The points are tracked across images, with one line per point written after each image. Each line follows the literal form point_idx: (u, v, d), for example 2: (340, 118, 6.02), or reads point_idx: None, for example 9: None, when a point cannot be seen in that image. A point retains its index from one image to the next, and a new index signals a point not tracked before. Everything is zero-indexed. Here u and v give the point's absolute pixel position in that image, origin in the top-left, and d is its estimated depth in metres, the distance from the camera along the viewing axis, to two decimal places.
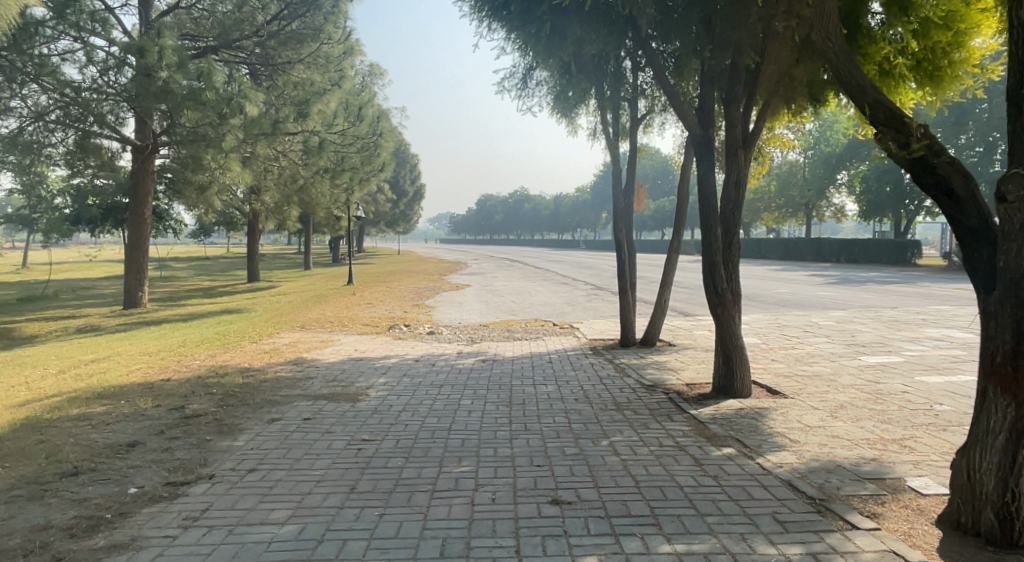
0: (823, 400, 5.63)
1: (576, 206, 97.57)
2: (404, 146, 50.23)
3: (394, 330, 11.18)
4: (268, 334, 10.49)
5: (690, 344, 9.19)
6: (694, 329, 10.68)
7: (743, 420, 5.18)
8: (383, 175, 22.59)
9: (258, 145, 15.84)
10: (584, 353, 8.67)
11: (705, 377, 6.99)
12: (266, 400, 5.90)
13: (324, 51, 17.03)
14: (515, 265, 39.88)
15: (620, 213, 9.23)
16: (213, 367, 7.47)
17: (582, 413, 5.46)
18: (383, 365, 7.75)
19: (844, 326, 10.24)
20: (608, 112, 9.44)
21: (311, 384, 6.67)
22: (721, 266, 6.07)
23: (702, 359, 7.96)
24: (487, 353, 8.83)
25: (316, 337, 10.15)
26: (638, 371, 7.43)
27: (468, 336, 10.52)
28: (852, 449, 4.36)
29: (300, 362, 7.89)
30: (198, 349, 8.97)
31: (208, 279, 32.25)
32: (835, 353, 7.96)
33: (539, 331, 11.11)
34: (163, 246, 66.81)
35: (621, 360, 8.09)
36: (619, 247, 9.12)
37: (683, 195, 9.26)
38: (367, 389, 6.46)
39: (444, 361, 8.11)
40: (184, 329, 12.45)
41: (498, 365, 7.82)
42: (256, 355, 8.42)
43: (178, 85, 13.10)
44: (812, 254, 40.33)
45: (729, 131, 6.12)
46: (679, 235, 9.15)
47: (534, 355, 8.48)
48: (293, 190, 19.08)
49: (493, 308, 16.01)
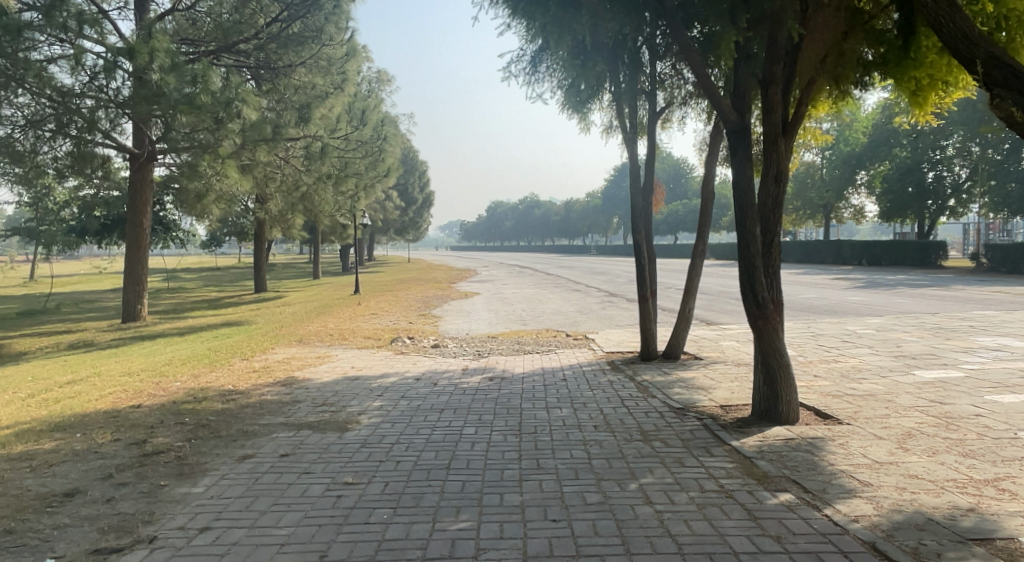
0: (887, 429, 4.77)
1: (587, 212, 96.82)
2: (411, 153, 49.77)
3: (397, 343, 10.45)
4: (262, 350, 9.81)
5: (719, 357, 8.34)
6: (721, 340, 9.82)
7: (796, 455, 4.36)
8: (389, 181, 21.98)
9: (258, 152, 15.32)
10: (602, 369, 7.86)
11: (741, 398, 6.15)
12: (240, 431, 5.18)
13: (326, 53, 16.41)
14: (526, 272, 39.24)
15: (638, 213, 8.44)
16: (193, 390, 6.79)
17: (604, 445, 4.69)
18: (379, 385, 7.00)
19: (885, 335, 9.32)
20: (624, 105, 8.72)
21: (297, 409, 5.95)
22: (761, 272, 5.28)
23: (735, 375, 7.11)
24: (495, 369, 8.04)
25: (312, 352, 9.42)
26: (664, 390, 6.60)
27: (475, 350, 9.75)
28: (941, 497, 3.48)
29: (290, 382, 7.16)
30: (182, 369, 8.27)
31: (216, 290, 31.78)
32: (885, 367, 7.07)
33: (552, 343, 10.31)
34: (172, 259, 66.85)
35: (644, 377, 7.26)
36: (638, 251, 8.32)
37: (708, 195, 8.47)
38: (358, 416, 5.70)
39: (447, 380, 7.34)
40: (177, 344, 11.83)
41: (507, 384, 7.03)
42: (244, 374, 7.71)
43: (172, 89, 12.47)
44: (832, 257, 39.21)
45: (767, 117, 5.35)
46: (702, 238, 8.35)
47: (547, 372, 7.68)
48: (297, 199, 18.34)
49: (502, 318, 15.24)
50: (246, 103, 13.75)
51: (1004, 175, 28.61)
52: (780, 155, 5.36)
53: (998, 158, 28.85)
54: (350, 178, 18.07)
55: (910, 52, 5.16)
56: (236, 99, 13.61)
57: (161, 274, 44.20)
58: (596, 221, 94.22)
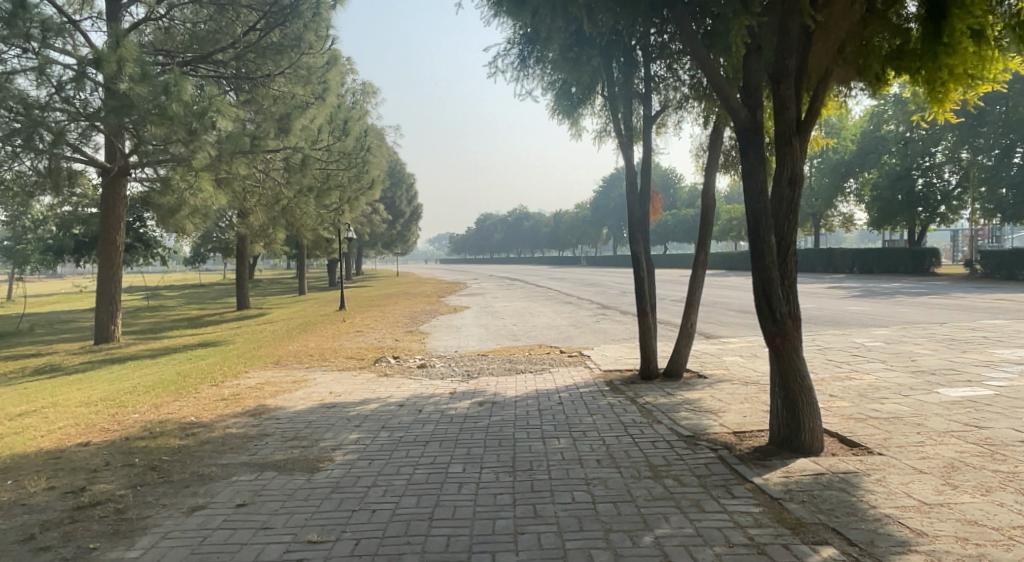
0: (926, 461, 4.24)
1: (576, 223, 96.67)
2: (398, 165, 49.24)
3: (380, 364, 9.82)
4: (235, 374, 9.15)
5: (724, 375, 7.80)
6: (724, 356, 9.30)
7: (830, 493, 3.80)
8: (374, 194, 21.48)
9: (236, 164, 14.76)
10: (600, 390, 7.29)
11: (756, 422, 5.59)
12: (195, 476, 4.54)
13: (306, 62, 15.78)
14: (517, 285, 38.78)
15: (635, 221, 7.94)
16: (151, 423, 6.15)
17: (609, 485, 4.11)
18: (358, 414, 6.39)
19: (896, 348, 8.86)
20: (618, 107, 8.26)
21: (265, 445, 5.32)
22: (778, 285, 4.76)
23: (745, 396, 6.57)
24: (486, 392, 7.45)
25: (288, 376, 8.76)
26: (670, 415, 6.03)
27: (464, 370, 9.15)
28: (1013, 550, 2.95)
29: (259, 412, 6.51)
30: (144, 398, 7.58)
31: (198, 308, 30.85)
32: (906, 385, 6.57)
33: (546, 361, 9.72)
34: (154, 277, 65.46)
35: (647, 399, 6.70)
36: (637, 263, 7.80)
37: (709, 203, 7.98)
38: (331, 452, 5.08)
39: (433, 406, 6.72)
40: (148, 368, 11.13)
41: (498, 410, 6.43)
42: (211, 404, 7.04)
43: (142, 99, 11.85)
44: (823, 266, 39.05)
45: (780, 114, 4.88)
46: (704, 248, 7.86)
47: (541, 395, 7.09)
48: (277, 212, 17.75)
49: (493, 333, 14.66)
50: (222, 113, 13.13)
51: (996, 181, 28.48)
52: (795, 156, 4.90)
53: (991, 163, 28.59)
54: (334, 191, 17.45)
55: (941, 37, 4.67)
56: (211, 108, 12.98)
57: (142, 293, 43.08)
58: (585, 232, 94.07)
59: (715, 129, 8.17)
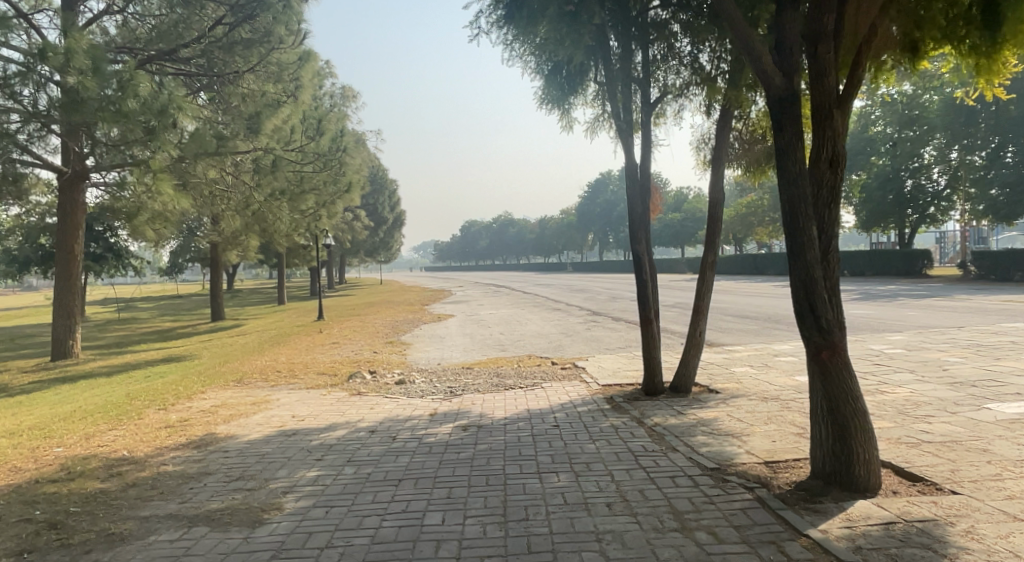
0: (1017, 502, 3.44)
1: (562, 229, 96.14)
2: (381, 172, 48.28)
3: (354, 381, 8.85)
4: (190, 395, 8.10)
5: (738, 389, 7.00)
6: (732, 367, 8.50)
7: (914, 550, 2.96)
8: (352, 198, 20.56)
9: (200, 166, 13.74)
10: (601, 409, 6.44)
11: (789, 450, 4.76)
12: (101, 539, 3.55)
13: (276, 57, 14.71)
14: (504, 291, 38.01)
15: (635, 219, 7.13)
16: (72, 460, 5.12)
17: (628, 543, 3.22)
18: (323, 444, 5.44)
19: (920, 356, 8.17)
20: (615, 92, 7.53)
21: (202, 489, 4.36)
22: (822, 287, 3.99)
23: (768, 416, 5.75)
24: (471, 413, 6.56)
25: (248, 397, 7.75)
26: (685, 440, 5.18)
27: (448, 386, 8.23)
28: None
29: (204, 444, 5.52)
30: (76, 426, 6.52)
31: (170, 320, 29.42)
32: (948, 400, 5.82)
33: (538, 375, 8.83)
34: (129, 288, 63.58)
35: (655, 420, 5.84)
36: (639, 265, 6.99)
37: (717, 197, 7.18)
38: (281, 498, 4.14)
39: (410, 432, 5.81)
40: (102, 387, 10.05)
41: (486, 435, 5.55)
42: (152, 434, 6.02)
43: (94, 95, 10.76)
44: None
45: (818, 84, 4.16)
46: (713, 248, 7.03)
47: (534, 416, 6.22)
48: (249, 216, 16.74)
49: (478, 343, 13.74)
50: (183, 110, 12.06)
51: (988, 181, 28.24)
52: (836, 132, 4.16)
53: (982, 163, 28.30)
54: (308, 195, 16.51)
55: None
56: (171, 105, 11.86)
57: (114, 304, 41.40)
58: (570, 238, 93.53)
59: (721, 117, 7.43)
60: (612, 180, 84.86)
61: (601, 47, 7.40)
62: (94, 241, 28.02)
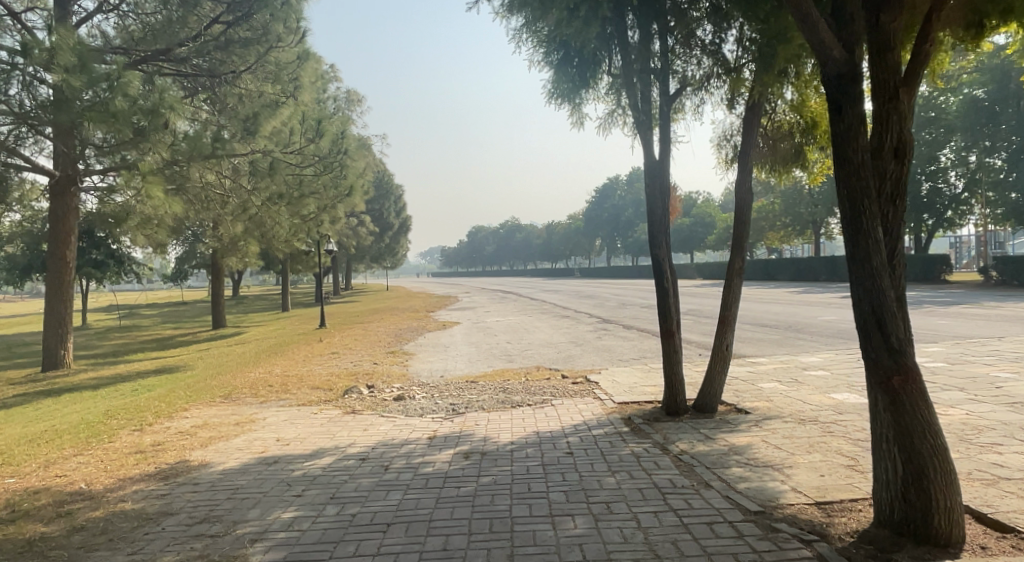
0: None
1: (569, 235, 95.46)
2: (386, 176, 47.76)
3: (349, 396, 8.23)
4: (172, 413, 7.47)
5: (770, 409, 6.34)
6: (759, 382, 7.82)
7: None
8: (356, 201, 19.96)
9: (194, 169, 13.16)
10: (618, 432, 5.79)
11: (842, 488, 4.10)
12: None
13: (274, 57, 14.11)
14: (511, 297, 37.42)
15: (656, 220, 6.48)
16: (18, 495, 4.47)
17: None
18: (305, 476, 4.80)
19: (966, 371, 7.47)
20: (632, 82, 6.90)
21: (157, 536, 3.71)
22: (894, 303, 3.33)
23: (811, 444, 5.08)
24: (475, 436, 5.92)
25: (232, 416, 7.12)
26: (719, 473, 4.52)
27: (450, 403, 7.58)
28: None
29: (173, 475, 4.88)
30: (38, 450, 5.87)
31: (173, 327, 28.84)
32: (1015, 426, 5.14)
33: (547, 390, 8.17)
34: (132, 294, 63.16)
35: (681, 447, 5.18)
36: (658, 271, 6.35)
37: (745, 197, 6.54)
38: (247, 549, 3.50)
39: (406, 460, 5.18)
40: (85, 400, 9.45)
41: (492, 465, 4.92)
42: (119, 461, 5.38)
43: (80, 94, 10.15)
44: (827, 274, 38.26)
45: (880, 60, 3.54)
46: (741, 252, 6.37)
47: (544, 441, 5.59)
48: (245, 221, 16.15)
49: (484, 353, 13.09)
50: (175, 110, 11.48)
51: (1007, 185, 27.56)
52: (903, 116, 3.53)
53: (1002, 165, 27.60)
54: (308, 198, 15.95)
55: None
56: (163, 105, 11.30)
57: (118, 311, 40.86)
58: (578, 243, 92.88)
59: (749, 111, 6.77)
60: (620, 185, 84.08)
61: (618, 33, 6.82)
62: (96, 247, 27.31)
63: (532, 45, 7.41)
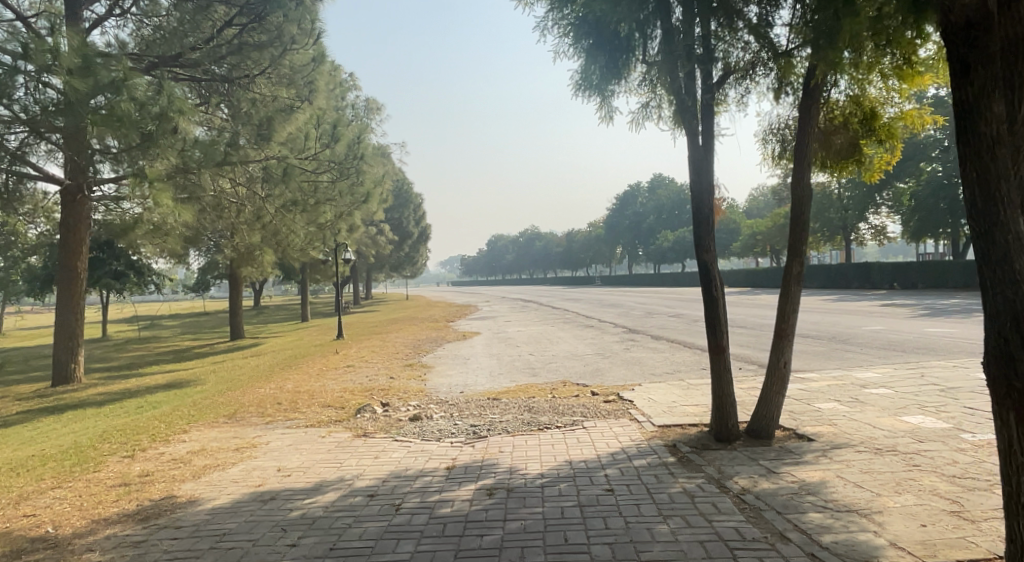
0: None
1: (590, 243, 94.73)
2: (406, 186, 47.56)
3: (362, 417, 7.57)
4: (171, 436, 6.90)
5: (837, 436, 5.53)
6: (816, 402, 6.99)
7: None
8: (373, 208, 19.44)
9: (205, 176, 12.68)
10: (664, 463, 5.04)
11: (955, 544, 3.30)
12: None
13: (289, 60, 13.60)
14: (533, 306, 36.79)
15: (702, 219, 5.80)
16: None
17: None
18: (304, 518, 4.14)
19: None
20: (670, 69, 6.20)
21: None
22: None
23: (897, 482, 4.28)
24: (499, 466, 5.22)
25: (233, 440, 6.51)
26: (794, 521, 3.74)
27: (471, 425, 6.89)
28: None
29: (153, 516, 4.27)
30: (18, 480, 5.35)
31: (192, 338, 28.58)
32: None
33: (577, 409, 7.43)
34: (154, 305, 63.72)
35: (742, 485, 4.42)
36: (707, 278, 5.63)
37: (803, 193, 5.77)
38: None
39: (422, 497, 4.49)
40: (86, 419, 8.96)
41: (520, 505, 4.21)
42: (98, 496, 4.79)
43: (82, 95, 9.66)
44: (860, 281, 37.06)
45: None
46: (799, 256, 5.60)
47: (580, 474, 4.86)
48: (259, 230, 15.67)
49: (505, 366, 12.40)
50: (184, 114, 11.01)
51: None
52: None
53: None
54: (323, 205, 15.42)
55: None
56: (171, 108, 10.85)
57: (140, 322, 40.96)
58: (598, 252, 91.94)
59: (806, 96, 5.97)
60: (642, 192, 83.09)
61: (656, 14, 6.16)
62: (116, 258, 27.24)
63: (559, 33, 6.79)
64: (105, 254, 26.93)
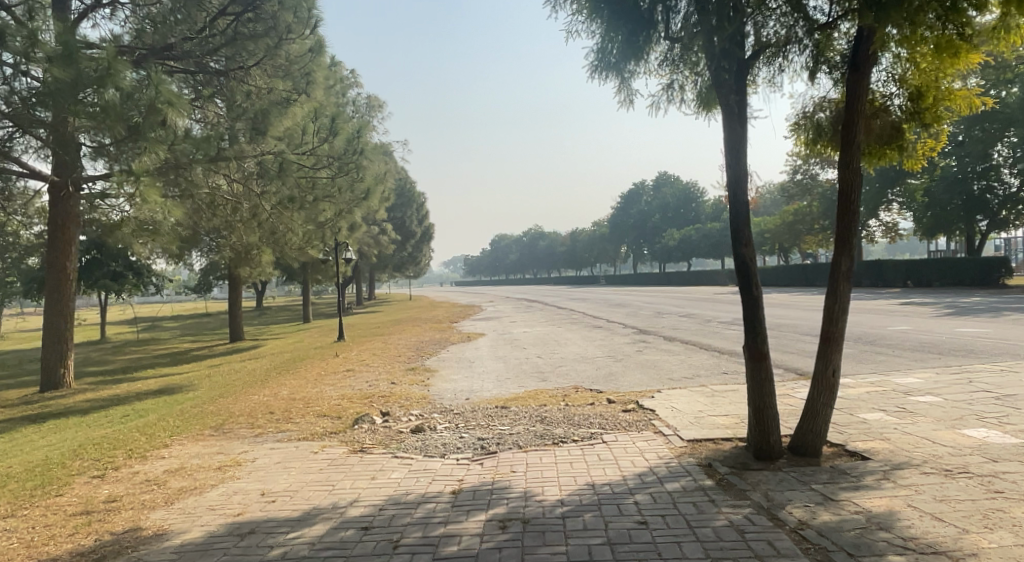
0: None
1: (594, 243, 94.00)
2: (408, 185, 46.98)
3: (359, 428, 6.95)
4: (149, 451, 6.27)
5: (894, 454, 4.86)
6: (860, 412, 6.32)
7: None
8: (374, 206, 18.81)
9: (196, 172, 12.01)
10: (704, 488, 4.39)
11: None
12: None
13: (286, 50, 12.93)
14: (538, 306, 36.19)
15: (737, 212, 5.22)
16: None
17: None
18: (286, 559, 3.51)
19: None
20: (698, 42, 5.52)
21: None
22: None
23: (984, 513, 3.63)
24: (513, 490, 4.58)
25: (217, 457, 5.90)
26: None
27: (479, 438, 6.26)
28: None
29: (110, 555, 3.64)
30: None
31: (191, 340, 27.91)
32: None
33: (595, 420, 6.80)
34: (155, 308, 63.19)
35: (799, 516, 3.78)
36: (744, 275, 5.03)
37: (853, 179, 5.09)
38: None
39: (424, 531, 3.85)
40: (66, 430, 8.35)
41: (539, 543, 3.56)
42: (55, 528, 4.17)
43: (62, 83, 8.92)
44: (872, 279, 36.31)
45: None
46: (849, 250, 4.94)
47: (606, 501, 4.22)
48: (255, 228, 15.02)
49: (513, 370, 11.75)
50: (173, 106, 10.02)
51: None
52: None
53: None
54: (321, 202, 14.80)
55: None
56: (160, 98, 9.92)
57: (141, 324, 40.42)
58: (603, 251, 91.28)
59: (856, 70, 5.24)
60: (647, 191, 82.39)
61: None
62: (114, 259, 26.65)
63: (575, 8, 6.14)
64: (101, 255, 26.34)
